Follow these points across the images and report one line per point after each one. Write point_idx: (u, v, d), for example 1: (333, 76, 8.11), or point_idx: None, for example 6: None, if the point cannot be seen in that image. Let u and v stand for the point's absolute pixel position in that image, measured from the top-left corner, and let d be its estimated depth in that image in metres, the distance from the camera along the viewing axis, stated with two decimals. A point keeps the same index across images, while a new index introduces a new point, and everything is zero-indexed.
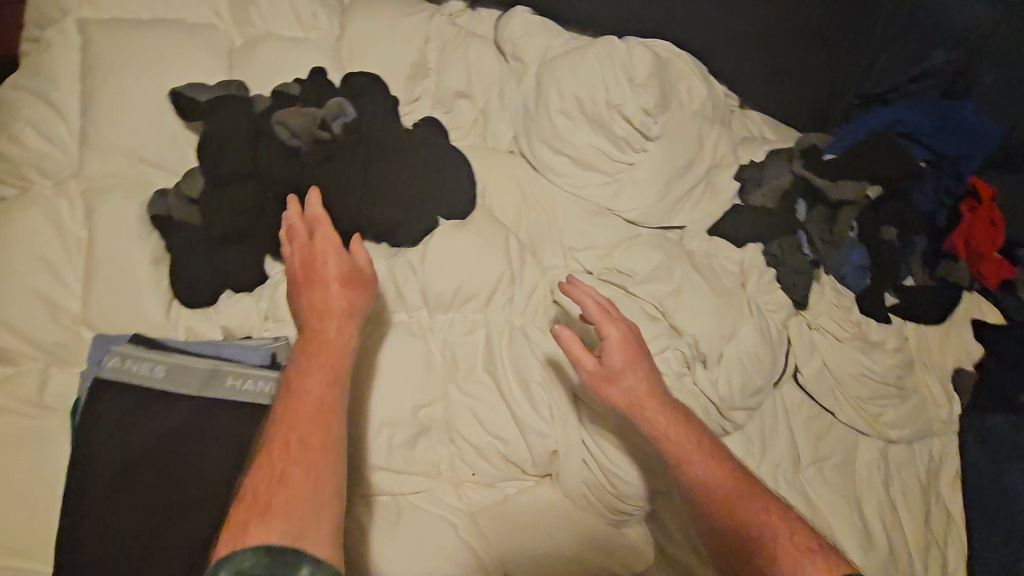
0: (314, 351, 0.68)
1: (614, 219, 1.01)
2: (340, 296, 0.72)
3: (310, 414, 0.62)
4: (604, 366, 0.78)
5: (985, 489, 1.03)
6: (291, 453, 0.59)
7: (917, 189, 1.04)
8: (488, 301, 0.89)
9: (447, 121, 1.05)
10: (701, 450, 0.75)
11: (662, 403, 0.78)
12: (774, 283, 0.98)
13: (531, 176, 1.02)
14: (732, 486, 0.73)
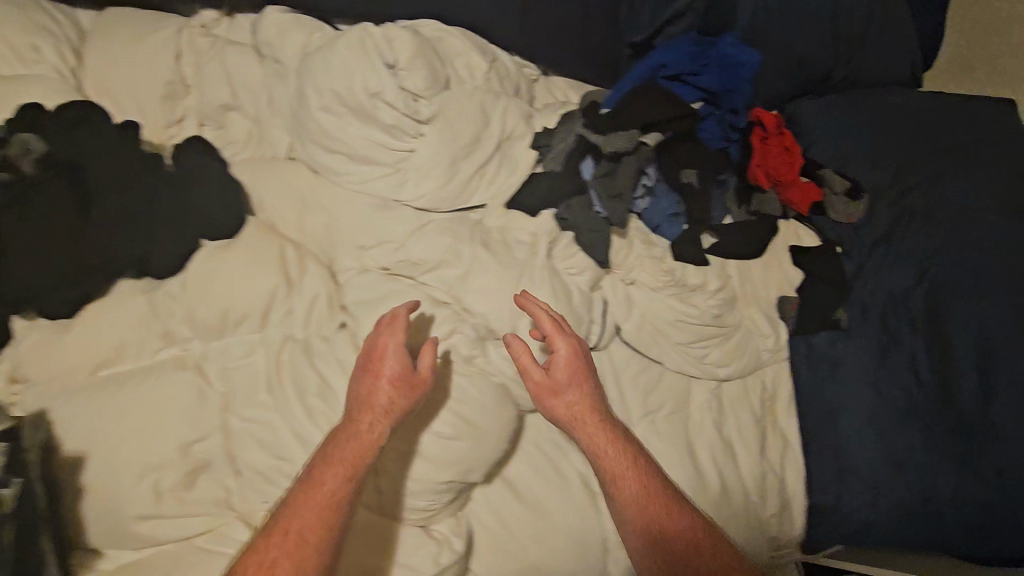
0: (321, 450, 0.74)
1: (403, 209, 0.97)
2: (385, 394, 0.76)
3: (311, 506, 0.71)
4: (550, 378, 0.85)
5: (813, 408, 1.06)
6: (289, 540, 0.69)
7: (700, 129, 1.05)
8: (263, 319, 0.85)
9: (220, 137, 1.01)
10: (631, 466, 0.84)
11: (611, 431, 0.86)
12: (572, 247, 0.97)
13: (311, 180, 0.98)
14: (653, 510, 0.82)
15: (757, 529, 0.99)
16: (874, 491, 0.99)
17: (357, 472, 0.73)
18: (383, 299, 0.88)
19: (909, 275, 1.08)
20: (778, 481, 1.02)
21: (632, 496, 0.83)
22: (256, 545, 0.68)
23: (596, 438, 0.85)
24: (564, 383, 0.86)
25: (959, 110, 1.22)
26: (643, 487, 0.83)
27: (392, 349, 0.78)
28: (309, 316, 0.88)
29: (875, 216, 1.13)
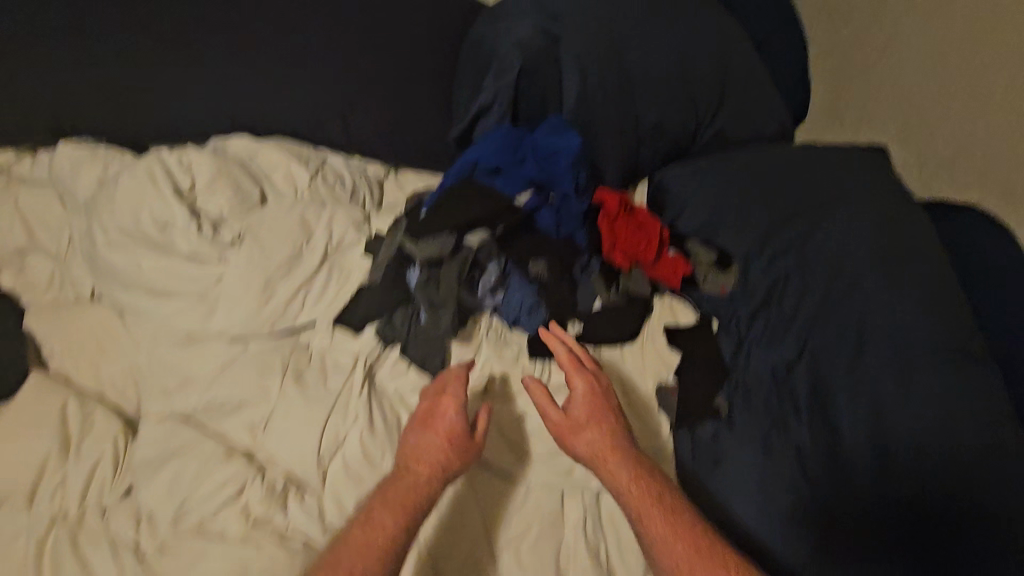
0: (400, 493, 0.71)
1: (211, 342, 0.88)
2: (440, 447, 0.76)
3: (366, 550, 0.65)
4: (569, 418, 0.83)
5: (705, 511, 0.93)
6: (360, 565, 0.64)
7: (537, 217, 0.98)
8: (31, 497, 0.76)
9: (18, 282, 0.93)
10: (641, 495, 0.77)
11: (634, 462, 0.80)
12: (400, 364, 0.88)
13: (111, 321, 0.89)
14: (677, 547, 0.72)
15: None
16: None
17: (417, 488, 0.72)
18: (173, 454, 0.78)
19: (790, 348, 0.99)
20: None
21: (658, 532, 0.73)
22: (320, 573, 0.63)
23: (640, 463, 0.80)
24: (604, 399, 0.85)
25: (830, 160, 1.16)
26: (671, 525, 0.74)
27: (451, 410, 0.78)
28: (96, 481, 0.78)
29: (749, 285, 1.05)
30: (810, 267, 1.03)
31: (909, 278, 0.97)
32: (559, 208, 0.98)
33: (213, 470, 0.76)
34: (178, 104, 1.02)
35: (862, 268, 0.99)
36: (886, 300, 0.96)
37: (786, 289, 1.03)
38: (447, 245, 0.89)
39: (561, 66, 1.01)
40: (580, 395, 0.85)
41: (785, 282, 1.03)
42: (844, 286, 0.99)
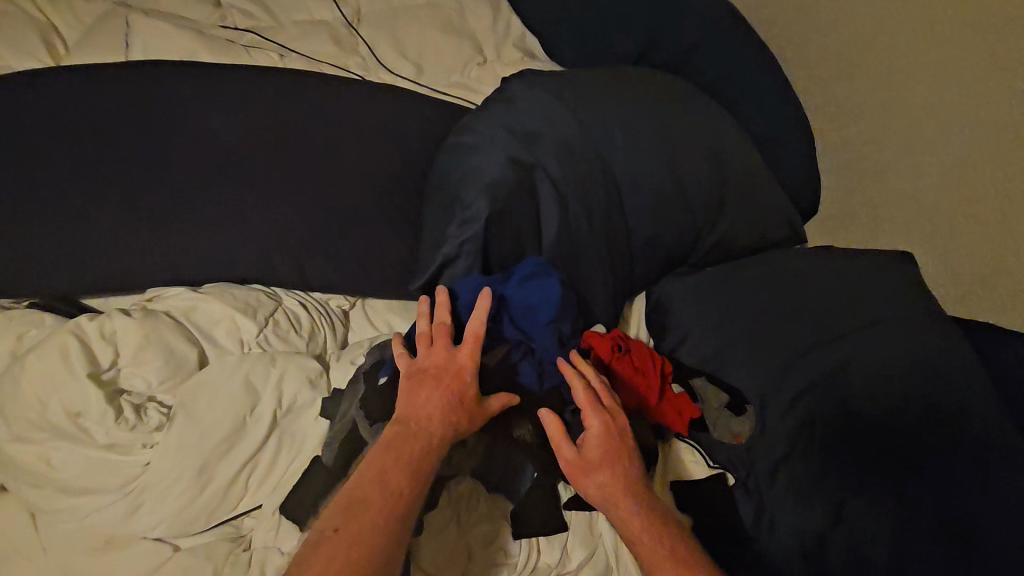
0: (412, 450, 0.68)
1: (136, 544, 0.75)
2: (446, 405, 0.72)
3: (385, 514, 0.62)
4: (582, 457, 0.77)
5: None
6: (366, 528, 0.60)
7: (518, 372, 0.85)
8: None
9: None
10: (655, 544, 0.72)
11: (648, 515, 0.74)
12: None
13: (19, 520, 0.76)
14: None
15: None
16: None
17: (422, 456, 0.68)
18: None
19: (820, 515, 0.84)
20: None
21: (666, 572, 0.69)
22: (336, 531, 0.59)
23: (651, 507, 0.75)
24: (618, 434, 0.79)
25: (851, 276, 1.02)
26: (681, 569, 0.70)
27: (466, 371, 0.76)
28: None
29: (768, 434, 0.91)
30: (837, 417, 0.88)
31: (949, 437, 0.85)
32: (542, 357, 0.86)
33: None
34: (113, 252, 0.91)
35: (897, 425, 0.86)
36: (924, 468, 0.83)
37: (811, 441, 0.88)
38: None
39: (538, 198, 0.90)
40: (595, 424, 0.78)
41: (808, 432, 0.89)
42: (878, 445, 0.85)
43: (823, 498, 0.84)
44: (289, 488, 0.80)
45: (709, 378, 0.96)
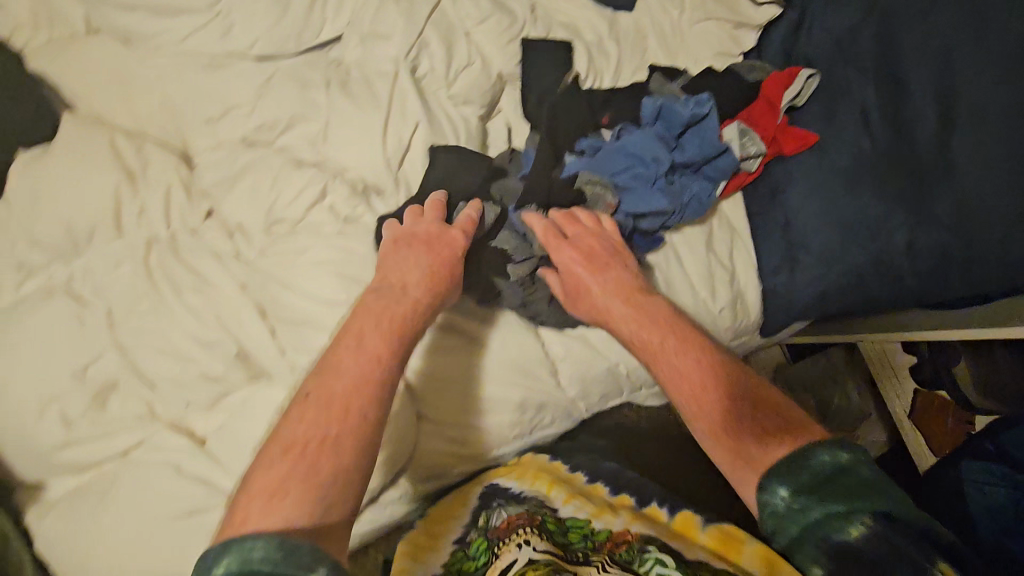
0: (335, 399, 0.58)
1: (238, 62, 0.81)
2: (347, 379, 0.59)
3: (328, 447, 0.55)
4: (579, 280, 0.76)
5: (759, 188, 0.96)
6: (332, 422, 0.57)
7: (674, 126, 0.81)
8: (119, 224, 0.76)
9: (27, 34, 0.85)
10: (695, 369, 0.70)
11: (679, 344, 0.72)
12: (449, 60, 0.82)
13: (125, 54, 0.81)
14: (736, 417, 0.67)
15: (708, 325, 0.95)
16: (824, 262, 0.91)
17: (405, 330, 0.65)
18: (244, 173, 0.77)
19: (854, 14, 0.92)
20: (734, 287, 0.96)
21: (720, 432, 0.66)
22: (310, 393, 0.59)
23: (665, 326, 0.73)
24: (607, 259, 0.77)
25: None
26: (717, 396, 0.68)
27: (378, 339, 0.63)
28: (171, 205, 0.78)
29: None
30: (912, 147, 0.86)
31: None
32: (688, 150, 0.82)
33: (289, 181, 0.76)
34: None
35: (881, 150, 0.88)
36: (937, 107, 0.85)
37: (937, 209, 0.84)
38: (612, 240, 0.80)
39: None
40: (570, 249, 0.76)
41: (869, 129, 0.89)
42: (895, 168, 0.87)
43: (859, 3, 0.92)
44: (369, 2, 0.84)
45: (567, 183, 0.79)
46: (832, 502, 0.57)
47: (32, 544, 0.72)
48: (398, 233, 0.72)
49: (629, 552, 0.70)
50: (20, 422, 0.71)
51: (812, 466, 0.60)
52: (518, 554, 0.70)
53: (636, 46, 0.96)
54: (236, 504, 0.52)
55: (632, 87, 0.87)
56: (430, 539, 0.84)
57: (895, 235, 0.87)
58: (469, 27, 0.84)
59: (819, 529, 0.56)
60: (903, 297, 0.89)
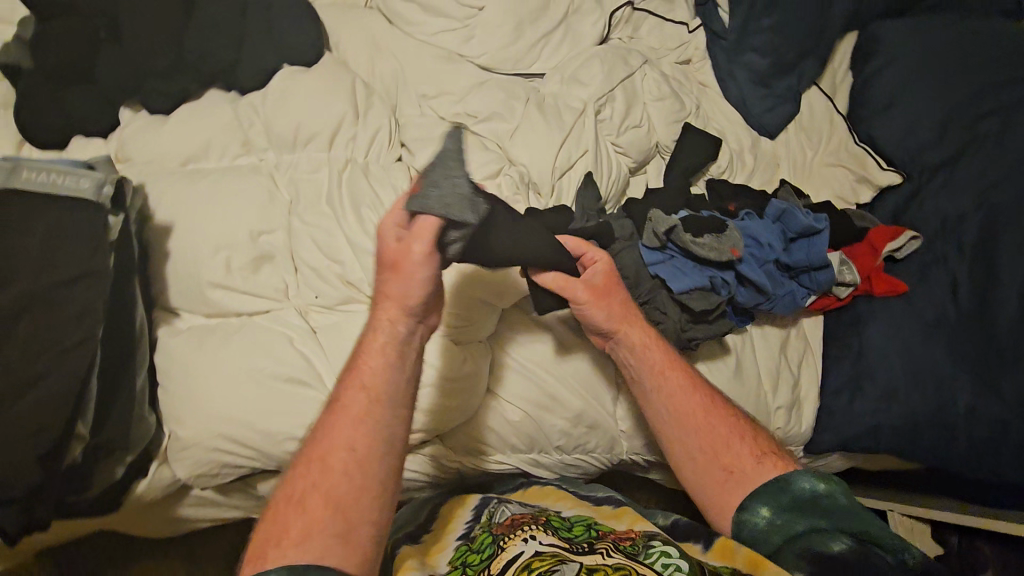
0: (345, 458, 0.69)
1: (465, 64, 1.02)
2: (350, 440, 0.70)
3: (338, 501, 0.67)
4: (598, 289, 0.82)
5: (841, 317, 1.06)
6: (343, 474, 0.69)
7: (789, 228, 0.94)
8: (332, 139, 0.93)
9: None
10: (700, 404, 0.83)
11: (683, 370, 0.85)
12: (625, 117, 0.99)
13: (386, 28, 1.03)
14: (721, 454, 0.80)
15: (764, 417, 1.01)
16: (887, 398, 0.99)
17: (372, 388, 0.72)
18: (439, 139, 0.95)
19: (966, 202, 1.05)
20: (795, 394, 1.03)
21: (721, 467, 0.80)
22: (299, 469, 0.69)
23: (661, 373, 0.83)
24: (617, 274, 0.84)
25: None
26: (721, 429, 0.82)
27: (355, 402, 0.72)
28: (374, 143, 0.95)
29: (943, 141, 1.11)
30: (993, 326, 0.95)
31: None
32: (795, 252, 0.95)
33: (474, 156, 0.92)
34: None
35: (962, 320, 0.98)
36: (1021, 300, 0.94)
37: (1003, 386, 0.93)
38: (720, 300, 0.85)
39: None
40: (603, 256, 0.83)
41: (956, 298, 1.00)
42: (969, 336, 0.97)
43: (972, 194, 1.05)
44: (577, 57, 1.04)
45: (668, 230, 0.84)
46: (817, 519, 0.73)
47: (154, 354, 0.82)
48: (384, 285, 0.75)
49: (634, 546, 0.73)
50: (196, 254, 0.84)
51: (794, 491, 0.76)
52: (525, 547, 0.74)
53: (767, 167, 1.13)
54: (255, 551, 0.65)
55: (760, 192, 1.02)
56: (434, 543, 0.86)
57: (958, 398, 0.95)
58: (648, 100, 1.03)
59: (806, 539, 0.72)
60: (954, 455, 0.95)
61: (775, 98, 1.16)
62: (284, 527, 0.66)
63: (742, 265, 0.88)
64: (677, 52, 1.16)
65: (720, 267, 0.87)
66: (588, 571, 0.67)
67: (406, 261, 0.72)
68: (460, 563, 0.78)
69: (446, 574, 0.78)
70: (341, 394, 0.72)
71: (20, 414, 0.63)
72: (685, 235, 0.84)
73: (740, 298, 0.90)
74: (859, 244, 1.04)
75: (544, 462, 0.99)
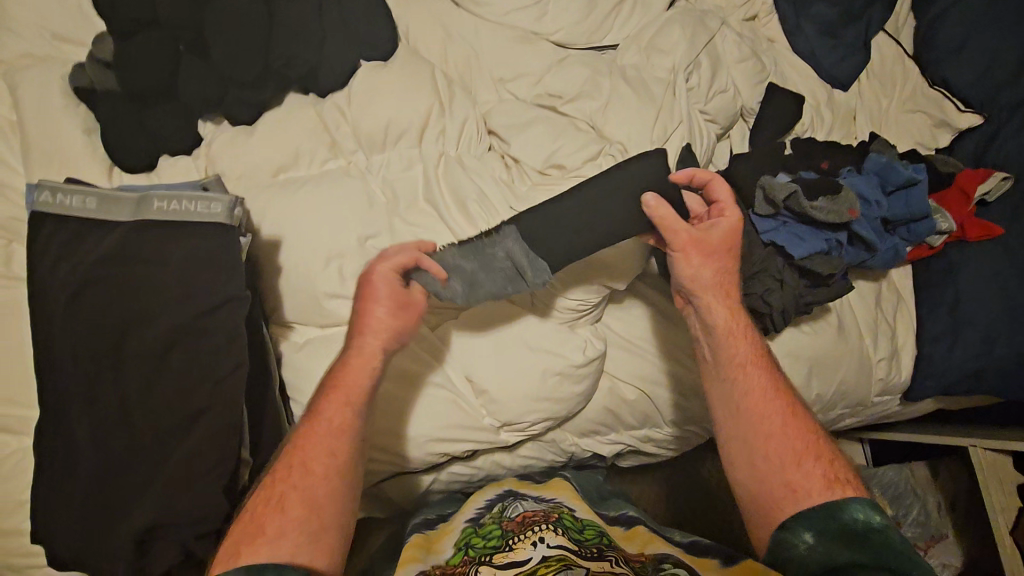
0: (325, 471, 0.67)
1: (540, 42, 0.98)
2: (329, 450, 0.68)
3: (314, 510, 0.64)
4: (698, 242, 0.78)
5: (932, 265, 1.06)
6: (323, 481, 0.66)
7: (890, 181, 0.93)
8: (421, 133, 0.90)
9: None
10: (777, 407, 0.75)
11: (759, 362, 0.78)
12: (712, 83, 0.97)
13: (453, 12, 0.99)
14: (787, 464, 0.72)
15: (866, 371, 1.02)
16: (989, 342, 1.00)
17: (356, 400, 0.70)
18: (529, 124, 0.92)
19: None
20: (893, 345, 1.04)
21: (781, 469, 0.71)
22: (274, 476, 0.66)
23: (739, 363, 0.78)
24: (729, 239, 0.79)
25: None
26: (789, 437, 0.73)
27: (336, 410, 0.69)
28: (463, 134, 0.92)
29: (1022, 78, 1.08)
30: None
31: None
32: (897, 206, 0.94)
33: (570, 138, 0.90)
34: None
35: None
36: None
37: None
38: (839, 261, 0.86)
39: None
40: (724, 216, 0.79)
41: None
42: None
43: None
44: (652, 22, 1.00)
45: (785, 195, 0.84)
46: (859, 553, 0.62)
47: (283, 369, 0.83)
48: (364, 309, 0.74)
49: (643, 567, 0.73)
50: (307, 265, 0.83)
51: (843, 519, 0.66)
52: (533, 552, 0.74)
53: (845, 120, 1.12)
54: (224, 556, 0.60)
55: (850, 147, 1.01)
56: (437, 535, 0.86)
57: None
58: (730, 63, 1.00)
59: (844, 572, 0.61)
60: None
61: (848, 48, 1.13)
62: (246, 538, 0.61)
63: (854, 224, 0.88)
64: (744, 8, 1.12)
65: (834, 228, 0.87)
66: None
67: (409, 302, 0.75)
68: (465, 548, 0.79)
69: (450, 560, 0.79)
70: (328, 399, 0.70)
71: (195, 446, 0.63)
72: (803, 200, 0.84)
73: (851, 257, 0.90)
74: (947, 189, 1.04)
75: (654, 437, 1.00)
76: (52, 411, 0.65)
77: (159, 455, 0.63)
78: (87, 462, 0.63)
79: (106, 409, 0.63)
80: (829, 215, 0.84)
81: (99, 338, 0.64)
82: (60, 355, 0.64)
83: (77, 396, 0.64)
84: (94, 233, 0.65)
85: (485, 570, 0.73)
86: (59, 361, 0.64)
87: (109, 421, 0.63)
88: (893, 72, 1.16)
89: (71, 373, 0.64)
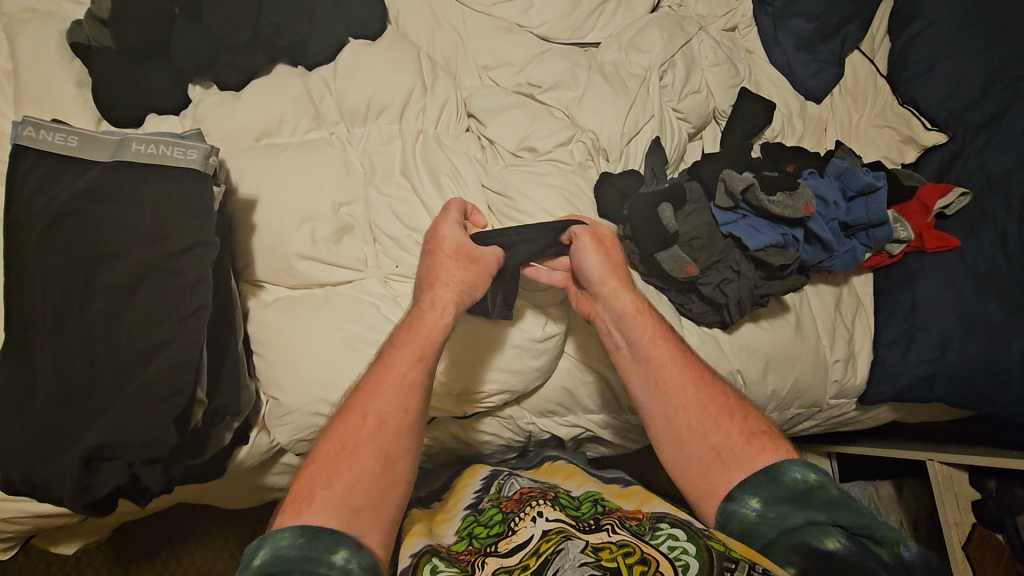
0: (380, 435, 0.71)
1: (524, 34, 1.02)
2: (390, 413, 0.72)
3: (368, 473, 0.68)
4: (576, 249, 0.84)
5: (891, 274, 1.10)
6: (382, 444, 0.70)
7: (849, 185, 0.97)
8: (402, 110, 0.93)
9: None
10: (691, 386, 0.80)
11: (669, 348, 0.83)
12: (685, 83, 1.01)
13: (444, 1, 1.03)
14: (708, 432, 0.76)
15: (822, 371, 1.05)
16: (942, 347, 1.03)
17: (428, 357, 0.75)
18: (508, 108, 0.96)
19: (1010, 160, 1.06)
20: (850, 348, 1.07)
21: (702, 436, 0.76)
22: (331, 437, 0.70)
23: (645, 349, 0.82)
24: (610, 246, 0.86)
25: None
26: (707, 412, 0.77)
27: (400, 367, 0.74)
28: (443, 113, 0.96)
29: (987, 100, 1.12)
30: None
31: None
32: (857, 211, 0.97)
33: (545, 124, 0.94)
34: None
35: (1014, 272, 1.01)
36: None
37: None
38: (792, 256, 0.89)
39: None
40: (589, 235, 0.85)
41: (1006, 252, 1.02)
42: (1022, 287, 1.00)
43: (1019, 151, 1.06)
44: (632, 23, 1.05)
45: (743, 187, 0.88)
46: (809, 510, 0.66)
47: (249, 323, 0.85)
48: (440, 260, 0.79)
49: (641, 526, 0.71)
50: (280, 225, 0.86)
51: (785, 481, 0.69)
52: (533, 529, 0.73)
53: (814, 131, 1.17)
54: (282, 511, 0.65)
55: (816, 153, 1.05)
56: (444, 512, 0.86)
57: (1012, 346, 0.99)
58: (704, 67, 1.05)
59: (801, 532, 0.64)
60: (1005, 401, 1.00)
61: (821, 63, 1.18)
62: (304, 503, 0.65)
63: (810, 222, 0.91)
64: (725, 18, 1.17)
65: (792, 225, 0.91)
66: (592, 549, 0.66)
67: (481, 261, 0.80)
68: (467, 534, 0.78)
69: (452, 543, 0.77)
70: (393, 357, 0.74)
71: (151, 376, 0.65)
72: (760, 193, 0.88)
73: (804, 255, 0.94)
74: (911, 200, 1.07)
75: (611, 422, 1.02)
76: (14, 336, 0.67)
77: (115, 385, 0.65)
78: (43, 387, 0.65)
79: (66, 337, 0.66)
80: (784, 209, 0.89)
81: (67, 268, 0.66)
82: (26, 282, 0.67)
83: (39, 323, 0.66)
84: (72, 171, 0.68)
85: (493, 559, 0.70)
86: (24, 288, 0.67)
87: (68, 348, 0.66)
88: (864, 90, 1.21)
89: (35, 301, 0.66)
